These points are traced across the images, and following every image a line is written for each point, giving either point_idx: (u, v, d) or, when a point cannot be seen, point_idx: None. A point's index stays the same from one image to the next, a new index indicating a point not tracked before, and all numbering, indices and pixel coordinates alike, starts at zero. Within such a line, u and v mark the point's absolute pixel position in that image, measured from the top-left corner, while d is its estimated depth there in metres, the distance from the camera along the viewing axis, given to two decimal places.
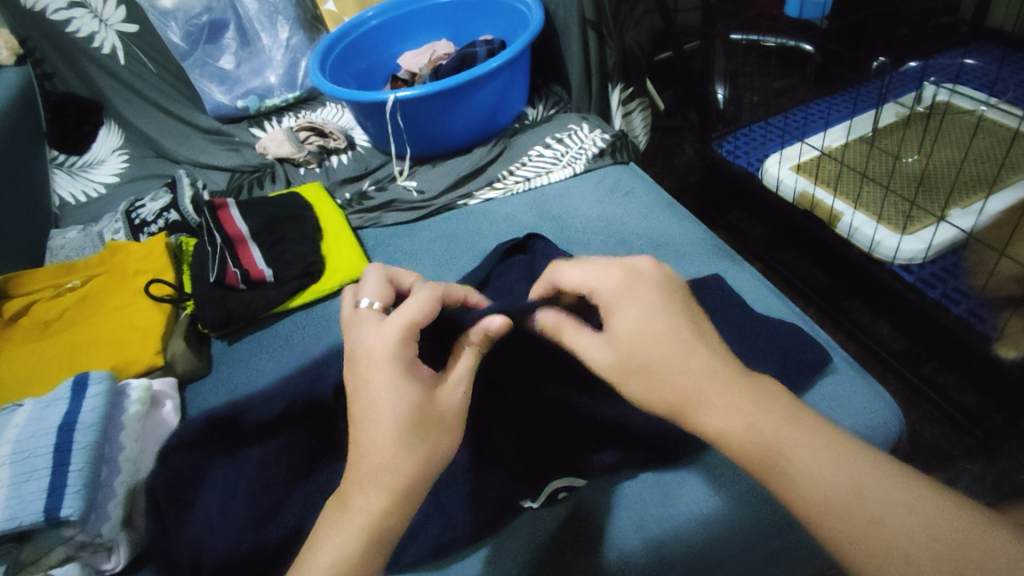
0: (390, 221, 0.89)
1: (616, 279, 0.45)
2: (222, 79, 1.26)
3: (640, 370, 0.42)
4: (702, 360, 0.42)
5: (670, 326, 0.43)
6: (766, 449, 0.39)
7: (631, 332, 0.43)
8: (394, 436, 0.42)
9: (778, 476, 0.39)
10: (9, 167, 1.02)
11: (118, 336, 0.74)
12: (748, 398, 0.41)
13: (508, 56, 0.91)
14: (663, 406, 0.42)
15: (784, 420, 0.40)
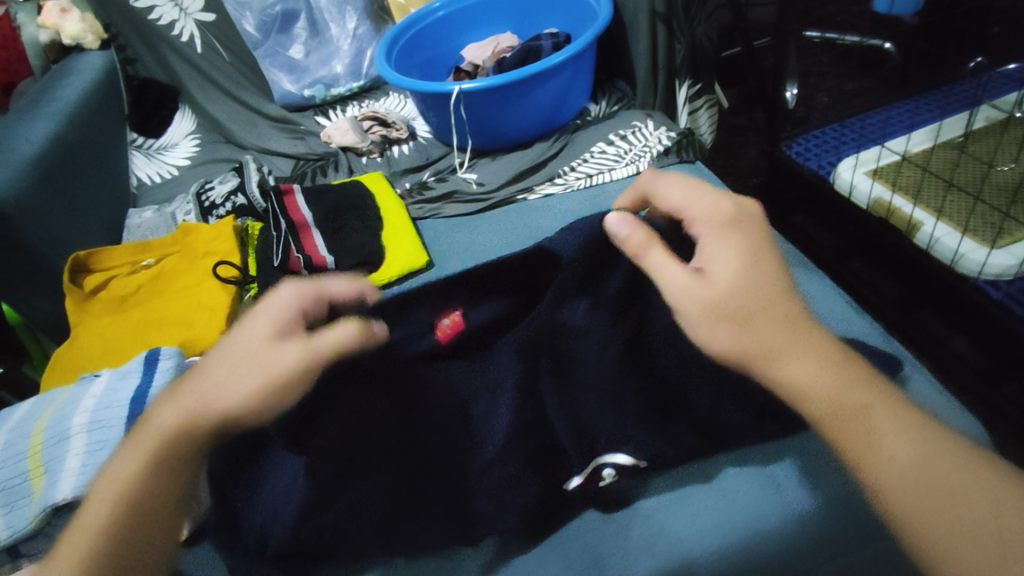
0: (449, 213, 0.89)
1: (725, 208, 0.46)
2: (292, 68, 1.28)
3: (734, 306, 0.40)
4: (786, 309, 0.41)
5: (764, 271, 0.42)
6: (846, 406, 0.38)
7: (730, 271, 0.42)
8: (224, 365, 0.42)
9: (846, 440, 0.37)
10: (94, 148, 1.08)
11: (186, 314, 0.76)
12: (828, 359, 0.39)
13: (574, 50, 0.90)
14: (749, 348, 0.40)
15: (862, 382, 0.39)
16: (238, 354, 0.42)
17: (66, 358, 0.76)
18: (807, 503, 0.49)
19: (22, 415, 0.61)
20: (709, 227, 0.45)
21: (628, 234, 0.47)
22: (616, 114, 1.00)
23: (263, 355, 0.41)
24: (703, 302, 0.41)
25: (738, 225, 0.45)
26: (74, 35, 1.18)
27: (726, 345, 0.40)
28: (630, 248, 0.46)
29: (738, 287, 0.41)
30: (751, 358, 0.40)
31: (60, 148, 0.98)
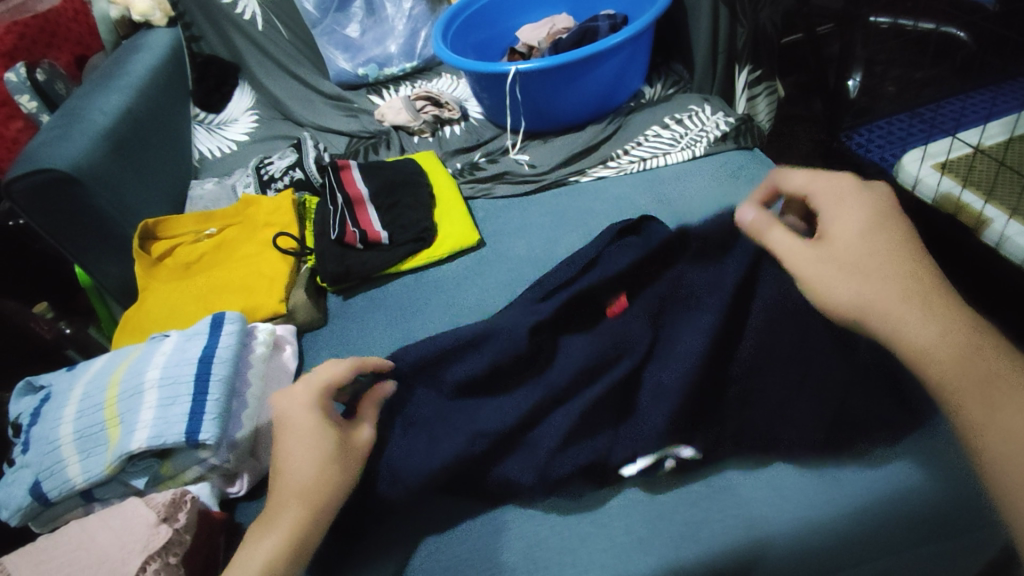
0: (500, 193, 0.90)
1: (856, 183, 0.46)
2: (347, 46, 1.30)
3: (854, 267, 0.41)
4: (909, 272, 0.40)
5: (891, 237, 0.42)
6: (973, 374, 0.37)
7: (851, 234, 0.43)
8: (317, 461, 0.46)
9: (973, 400, 0.36)
10: (161, 121, 1.13)
11: (247, 282, 0.79)
12: (951, 322, 0.39)
13: (632, 31, 0.89)
14: (865, 301, 0.40)
15: (983, 345, 0.38)
16: (327, 457, 0.47)
17: (135, 318, 0.80)
18: (862, 497, 0.48)
19: (100, 368, 0.65)
20: (835, 196, 0.46)
21: (751, 217, 0.50)
22: (672, 98, 0.99)
23: (347, 449, 0.49)
24: (825, 268, 0.43)
25: (863, 190, 0.45)
26: (144, 12, 1.22)
27: (839, 299, 0.41)
28: (752, 229, 0.50)
29: (857, 246, 0.42)
30: (863, 313, 0.40)
31: (129, 120, 1.03)
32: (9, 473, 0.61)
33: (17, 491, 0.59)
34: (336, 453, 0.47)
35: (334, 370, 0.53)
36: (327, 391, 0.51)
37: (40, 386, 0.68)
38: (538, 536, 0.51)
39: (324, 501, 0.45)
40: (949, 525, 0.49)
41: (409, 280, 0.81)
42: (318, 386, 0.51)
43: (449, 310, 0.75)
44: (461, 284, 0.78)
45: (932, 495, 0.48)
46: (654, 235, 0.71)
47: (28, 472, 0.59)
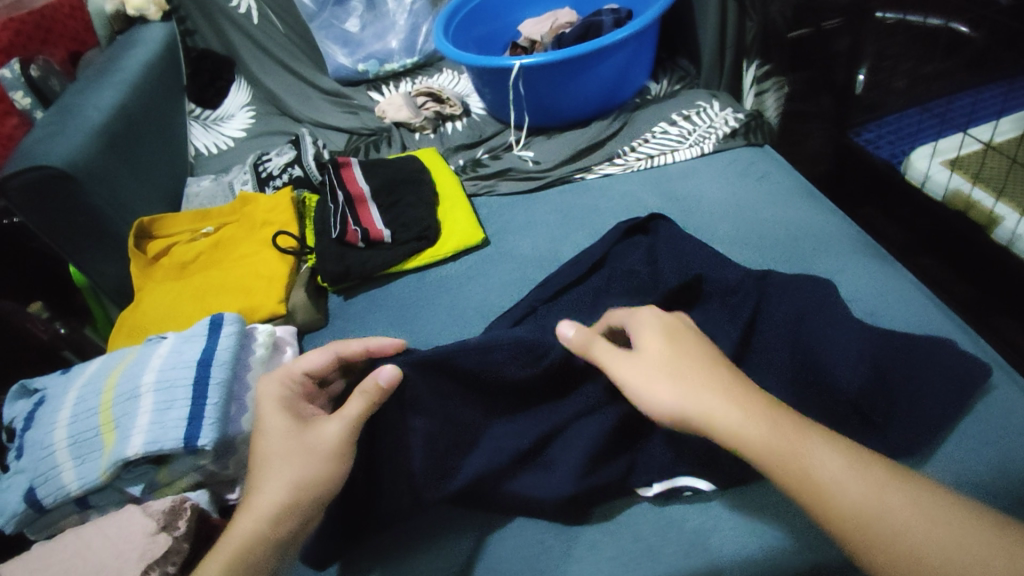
0: (504, 191, 0.88)
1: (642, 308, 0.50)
2: (346, 41, 1.28)
3: (678, 369, 0.44)
4: (724, 373, 0.44)
5: (705, 350, 0.46)
6: (790, 452, 0.39)
7: (666, 346, 0.46)
8: (273, 463, 0.46)
9: (801, 478, 0.38)
10: (156, 117, 1.10)
11: (246, 282, 0.77)
12: (770, 410, 0.41)
13: (638, 26, 0.87)
14: (685, 408, 0.42)
15: (797, 425, 0.41)
16: (277, 456, 0.46)
17: (132, 319, 0.78)
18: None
19: (94, 371, 0.63)
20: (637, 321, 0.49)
21: (573, 335, 0.49)
22: (678, 93, 0.97)
23: (304, 441, 0.47)
24: (648, 375, 0.44)
25: (660, 316, 0.49)
26: (138, 6, 1.21)
27: (667, 399, 0.42)
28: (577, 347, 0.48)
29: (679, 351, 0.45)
30: (695, 406, 0.42)
31: (124, 117, 1.00)
32: (1, 480, 0.59)
33: (10, 498, 0.57)
34: (288, 447, 0.46)
35: (308, 363, 0.52)
36: (293, 383, 0.51)
37: (33, 389, 0.66)
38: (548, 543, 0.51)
39: (269, 499, 0.44)
40: None
41: (412, 280, 0.79)
42: (284, 379, 0.51)
43: (452, 311, 0.73)
44: (465, 284, 0.76)
45: None
46: (662, 234, 0.69)
47: (21, 478, 0.57)
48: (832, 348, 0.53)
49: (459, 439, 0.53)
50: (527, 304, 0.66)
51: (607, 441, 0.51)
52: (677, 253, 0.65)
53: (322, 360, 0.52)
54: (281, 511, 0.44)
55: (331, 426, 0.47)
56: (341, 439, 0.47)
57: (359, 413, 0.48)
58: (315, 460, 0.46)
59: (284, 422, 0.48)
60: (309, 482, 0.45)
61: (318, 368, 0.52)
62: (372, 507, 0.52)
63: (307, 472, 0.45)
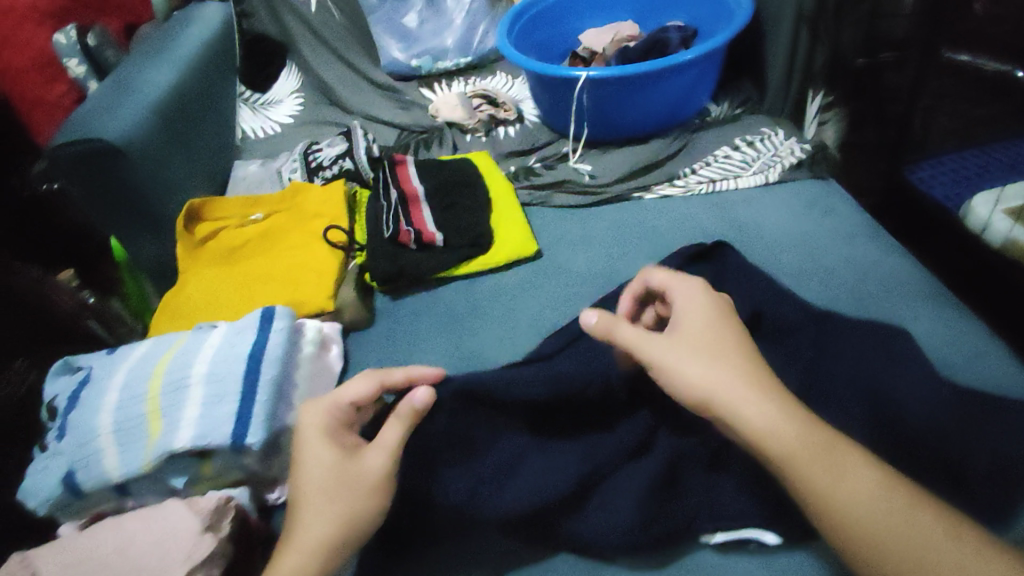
0: (559, 203, 0.87)
1: (686, 293, 0.50)
2: (404, 36, 1.28)
3: (705, 351, 0.45)
4: (743, 355, 0.45)
5: (732, 333, 0.47)
6: (805, 451, 0.40)
7: (697, 331, 0.47)
8: (319, 494, 0.43)
9: (814, 475, 0.39)
10: (209, 97, 1.10)
11: (294, 274, 0.76)
12: (783, 399, 0.43)
13: (709, 47, 0.85)
14: (714, 391, 0.43)
15: (812, 427, 0.41)
16: (322, 493, 0.44)
17: (176, 302, 0.77)
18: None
19: (142, 355, 0.63)
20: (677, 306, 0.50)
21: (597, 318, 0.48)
22: (741, 118, 0.95)
23: (348, 476, 0.44)
24: (677, 356, 0.45)
25: (707, 296, 0.50)
26: None
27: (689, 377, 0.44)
28: (601, 328, 0.48)
29: (706, 335, 0.46)
30: (710, 395, 0.43)
31: (179, 94, 1.00)
32: (40, 458, 0.58)
33: (49, 478, 0.56)
34: (334, 483, 0.44)
35: (351, 391, 0.49)
36: (336, 413, 0.48)
37: (77, 367, 0.65)
38: None
39: (315, 536, 0.42)
40: None
41: (462, 286, 0.77)
42: (326, 410, 0.47)
43: (502, 323, 0.71)
44: (518, 296, 0.74)
45: None
46: (728, 263, 0.67)
47: (61, 460, 0.56)
48: (912, 401, 0.50)
49: (515, 461, 0.51)
50: (584, 323, 0.64)
51: (669, 478, 0.49)
52: (743, 285, 0.63)
53: (365, 390, 0.49)
54: (327, 547, 0.42)
55: (375, 460, 0.45)
56: (386, 475, 0.45)
57: (398, 442, 0.46)
58: (361, 497, 0.44)
59: (329, 457, 0.45)
60: (355, 519, 0.43)
61: (359, 397, 0.49)
62: (422, 524, 0.50)
63: (353, 509, 0.43)
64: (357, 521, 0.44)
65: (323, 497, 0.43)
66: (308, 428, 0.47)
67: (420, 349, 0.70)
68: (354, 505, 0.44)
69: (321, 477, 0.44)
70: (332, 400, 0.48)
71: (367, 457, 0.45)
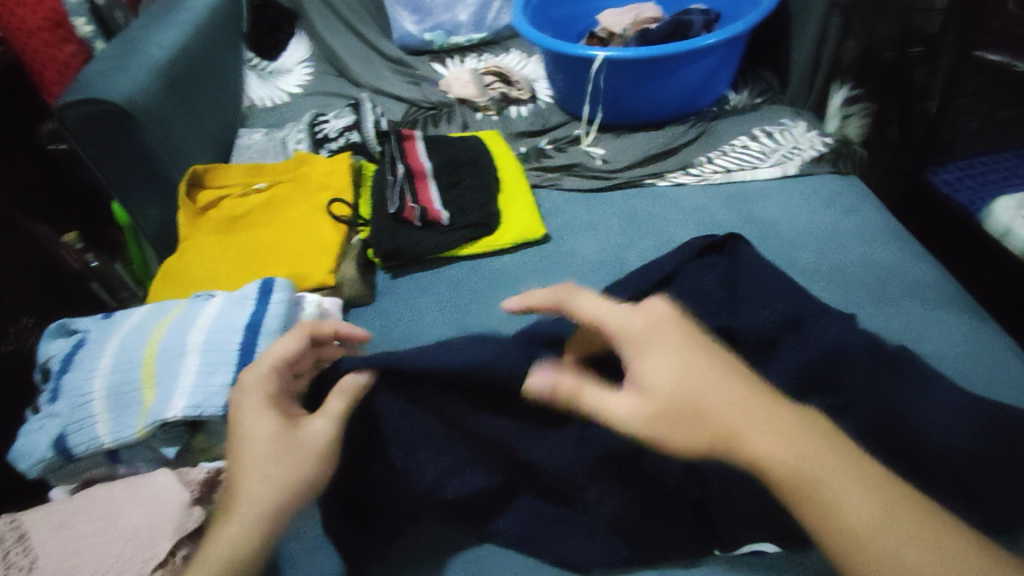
0: (570, 186, 0.85)
1: (636, 323, 0.44)
2: (416, 8, 1.24)
3: (682, 404, 0.40)
4: (728, 387, 0.40)
5: (709, 366, 0.41)
6: (804, 474, 0.37)
7: (671, 371, 0.41)
8: (262, 463, 0.41)
9: (818, 494, 0.36)
10: (216, 62, 1.08)
11: (296, 247, 0.75)
12: (782, 420, 0.39)
13: (733, 32, 0.82)
14: (699, 441, 0.39)
15: (816, 449, 0.38)
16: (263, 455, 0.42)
17: (175, 270, 0.76)
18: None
19: (138, 321, 0.62)
20: (627, 345, 0.43)
21: (550, 387, 0.44)
22: (760, 108, 0.92)
23: (290, 441, 0.43)
24: (655, 424, 0.40)
25: (661, 322, 0.44)
26: None
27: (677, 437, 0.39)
28: (560, 393, 0.43)
29: (677, 375, 0.41)
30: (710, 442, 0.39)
31: (186, 58, 0.98)
32: (31, 421, 0.57)
33: (39, 441, 0.55)
34: (276, 450, 0.42)
35: (281, 348, 0.48)
36: (275, 377, 0.47)
37: (73, 330, 0.64)
38: None
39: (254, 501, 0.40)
40: None
41: (466, 267, 0.76)
42: (263, 371, 0.46)
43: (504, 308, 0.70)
44: (522, 280, 0.73)
45: None
46: (740, 257, 0.65)
47: (53, 423, 0.56)
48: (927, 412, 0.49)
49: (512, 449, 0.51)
50: None
51: None
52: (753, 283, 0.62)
53: (297, 342, 0.48)
54: (273, 510, 0.41)
55: (317, 426, 0.45)
56: (331, 440, 0.45)
57: (342, 411, 0.46)
58: (306, 463, 0.43)
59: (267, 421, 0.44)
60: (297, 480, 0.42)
61: (295, 351, 0.48)
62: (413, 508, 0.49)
63: (298, 473, 0.42)
64: (306, 486, 0.43)
65: (268, 459, 0.42)
66: (247, 395, 0.45)
67: (420, 330, 0.69)
68: (299, 471, 0.42)
69: (261, 443, 0.42)
70: (265, 356, 0.47)
71: (306, 423, 0.44)
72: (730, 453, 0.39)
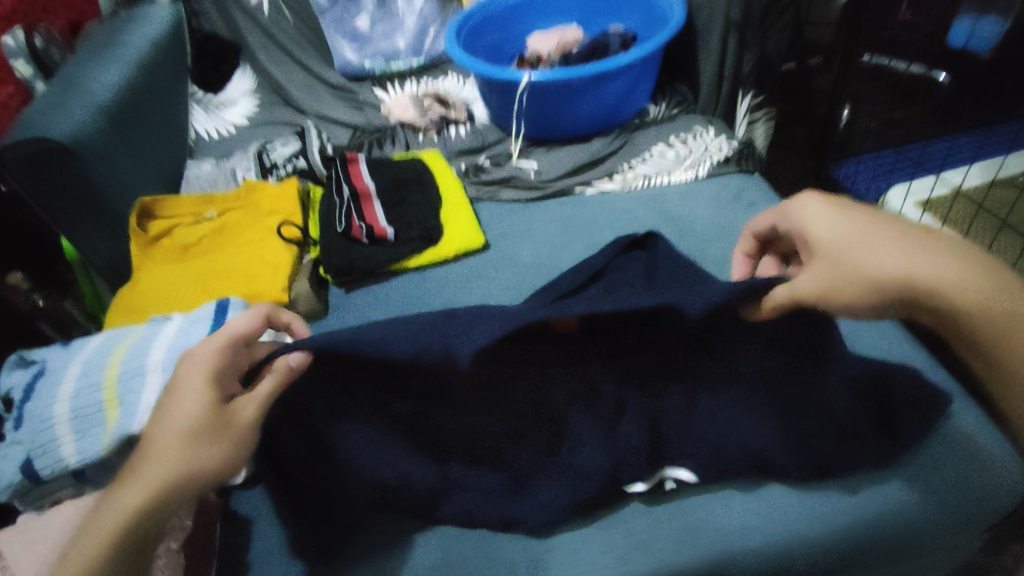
0: (506, 197, 0.91)
1: (829, 210, 0.49)
2: (355, 37, 1.30)
3: (859, 252, 0.46)
4: (890, 235, 0.46)
5: (868, 221, 0.47)
6: (974, 303, 0.43)
7: (841, 226, 0.48)
8: (173, 441, 0.42)
9: (992, 322, 0.43)
10: (160, 96, 1.11)
11: (249, 269, 0.79)
12: (942, 252, 0.45)
13: (644, 51, 0.91)
14: (899, 277, 0.44)
15: (979, 279, 0.44)
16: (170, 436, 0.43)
17: (129, 298, 0.79)
18: (837, 521, 0.52)
19: (98, 347, 0.65)
20: (802, 219, 0.51)
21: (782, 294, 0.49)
22: (676, 117, 1.01)
23: (210, 423, 0.43)
24: (861, 256, 0.46)
25: (829, 207, 0.50)
26: None
27: (881, 270, 0.45)
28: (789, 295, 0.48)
29: (849, 233, 0.47)
30: (901, 286, 0.44)
31: (128, 95, 1.01)
32: None
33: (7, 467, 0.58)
34: (197, 427, 0.43)
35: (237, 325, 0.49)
36: (229, 349, 0.48)
37: (32, 361, 0.67)
38: (544, 540, 0.54)
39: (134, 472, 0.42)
40: (915, 544, 0.53)
41: (414, 278, 0.81)
42: (216, 347, 0.47)
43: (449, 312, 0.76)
44: (465, 286, 0.79)
45: (905, 518, 0.53)
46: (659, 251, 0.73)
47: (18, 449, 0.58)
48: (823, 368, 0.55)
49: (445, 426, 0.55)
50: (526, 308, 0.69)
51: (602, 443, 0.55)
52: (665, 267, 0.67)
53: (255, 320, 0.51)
54: (173, 484, 0.41)
55: (244, 407, 0.46)
56: (252, 421, 0.46)
57: (269, 393, 0.47)
58: (221, 443, 0.43)
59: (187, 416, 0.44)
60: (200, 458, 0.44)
61: (250, 331, 0.50)
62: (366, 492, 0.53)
63: (217, 453, 0.43)
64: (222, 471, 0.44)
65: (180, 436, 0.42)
66: (194, 361, 0.46)
67: None
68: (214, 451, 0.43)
69: (184, 414, 0.43)
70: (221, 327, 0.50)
71: (236, 404, 0.46)
72: (925, 297, 0.44)
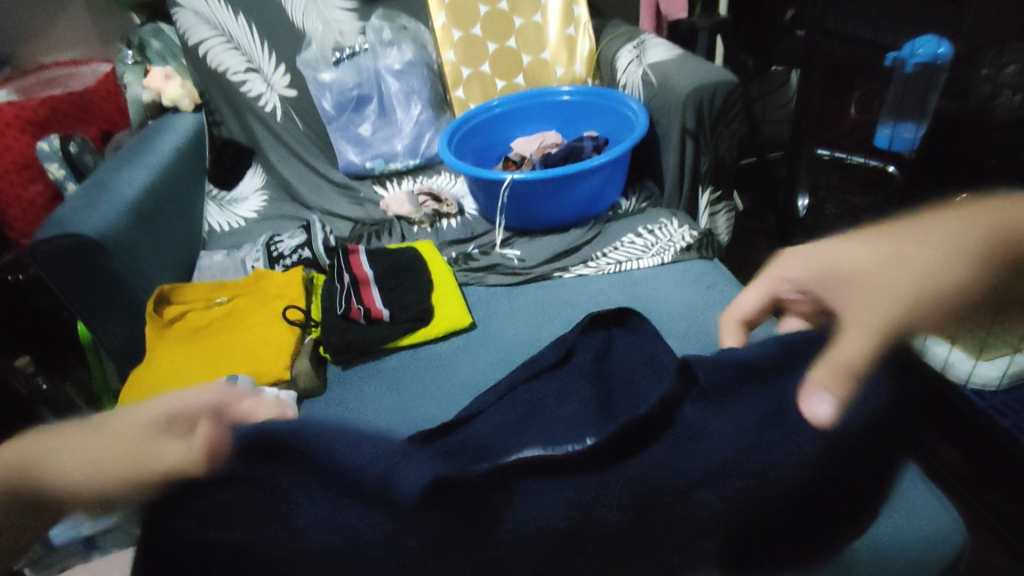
0: (491, 282, 1.01)
1: (816, 267, 0.41)
2: (358, 142, 1.43)
3: (834, 296, 0.37)
4: (865, 252, 0.36)
5: (849, 257, 0.38)
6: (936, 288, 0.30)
7: (825, 276, 0.39)
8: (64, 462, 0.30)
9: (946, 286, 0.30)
10: (179, 194, 1.22)
11: (255, 349, 0.86)
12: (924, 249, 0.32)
13: (613, 155, 1.03)
14: (874, 319, 0.33)
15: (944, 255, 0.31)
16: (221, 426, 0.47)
17: (143, 378, 0.86)
18: None
19: None
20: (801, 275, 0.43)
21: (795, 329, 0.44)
22: (644, 211, 1.13)
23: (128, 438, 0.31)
24: (843, 310, 0.36)
25: (820, 253, 0.42)
26: (173, 97, 1.34)
27: (860, 348, 0.35)
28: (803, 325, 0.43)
29: (826, 278, 0.39)
30: (882, 326, 0.33)
31: (151, 194, 1.12)
32: None
33: None
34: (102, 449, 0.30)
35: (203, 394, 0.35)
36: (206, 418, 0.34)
37: None
38: None
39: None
40: None
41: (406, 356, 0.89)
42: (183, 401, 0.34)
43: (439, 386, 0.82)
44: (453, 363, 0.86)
45: None
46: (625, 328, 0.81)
47: None
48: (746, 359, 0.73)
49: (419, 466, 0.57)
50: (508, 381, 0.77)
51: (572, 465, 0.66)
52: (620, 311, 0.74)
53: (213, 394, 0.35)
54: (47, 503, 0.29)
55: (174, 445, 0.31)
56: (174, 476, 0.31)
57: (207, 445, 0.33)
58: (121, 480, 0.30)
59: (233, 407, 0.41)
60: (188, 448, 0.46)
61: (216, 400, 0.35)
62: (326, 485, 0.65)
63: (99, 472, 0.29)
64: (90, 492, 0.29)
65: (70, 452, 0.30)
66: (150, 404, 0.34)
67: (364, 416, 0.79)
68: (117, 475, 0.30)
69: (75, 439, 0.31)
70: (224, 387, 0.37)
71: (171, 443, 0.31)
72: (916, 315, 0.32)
